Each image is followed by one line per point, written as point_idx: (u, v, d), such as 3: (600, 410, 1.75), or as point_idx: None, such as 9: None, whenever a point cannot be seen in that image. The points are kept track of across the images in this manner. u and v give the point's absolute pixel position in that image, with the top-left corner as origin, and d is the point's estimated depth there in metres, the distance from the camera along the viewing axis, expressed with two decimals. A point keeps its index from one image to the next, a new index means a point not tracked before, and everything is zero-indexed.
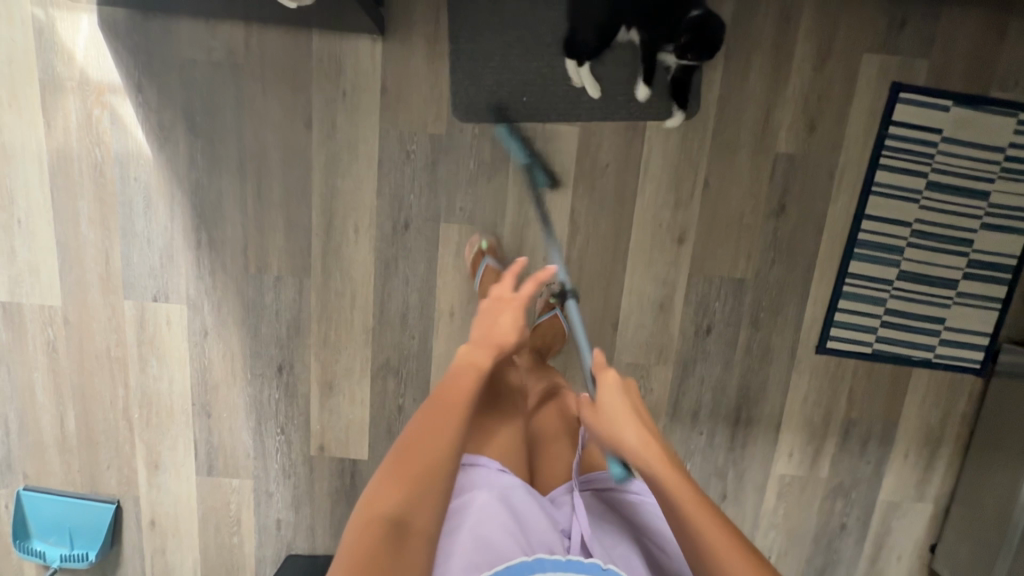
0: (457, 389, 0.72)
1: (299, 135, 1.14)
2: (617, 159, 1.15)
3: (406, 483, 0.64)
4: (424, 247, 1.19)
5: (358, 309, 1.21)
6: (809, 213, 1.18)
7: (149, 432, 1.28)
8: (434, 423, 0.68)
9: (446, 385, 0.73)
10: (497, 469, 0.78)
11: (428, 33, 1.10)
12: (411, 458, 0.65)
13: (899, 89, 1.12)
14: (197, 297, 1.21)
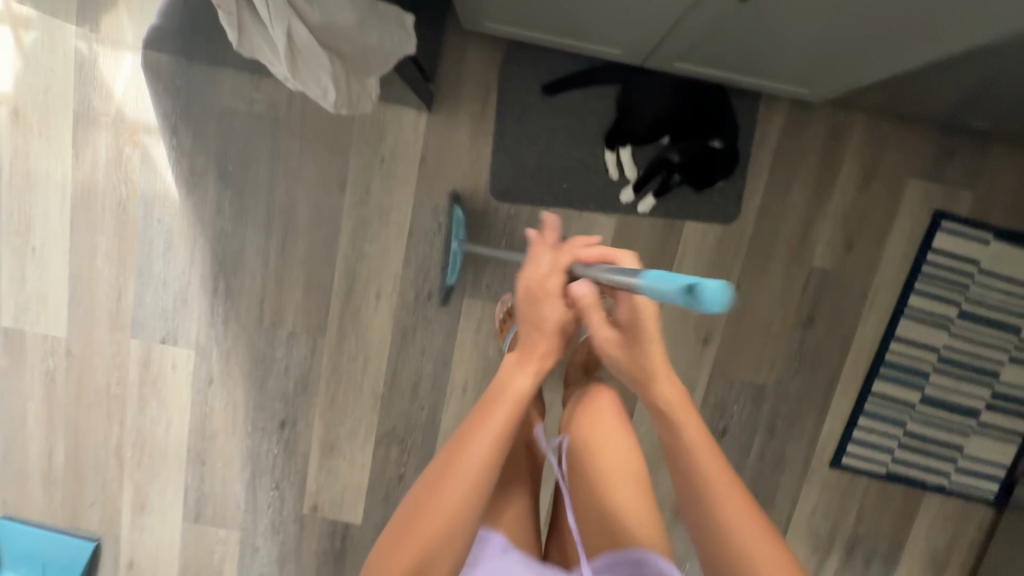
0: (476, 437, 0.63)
1: (331, 195, 1.11)
2: (650, 254, 1.13)
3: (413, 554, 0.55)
4: (445, 319, 1.16)
5: (370, 373, 1.19)
6: (838, 328, 1.16)
7: (139, 473, 1.24)
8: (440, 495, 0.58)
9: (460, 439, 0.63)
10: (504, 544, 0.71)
11: (474, 110, 1.08)
12: (419, 538, 0.56)
13: (940, 217, 1.10)
14: (207, 343, 1.18)
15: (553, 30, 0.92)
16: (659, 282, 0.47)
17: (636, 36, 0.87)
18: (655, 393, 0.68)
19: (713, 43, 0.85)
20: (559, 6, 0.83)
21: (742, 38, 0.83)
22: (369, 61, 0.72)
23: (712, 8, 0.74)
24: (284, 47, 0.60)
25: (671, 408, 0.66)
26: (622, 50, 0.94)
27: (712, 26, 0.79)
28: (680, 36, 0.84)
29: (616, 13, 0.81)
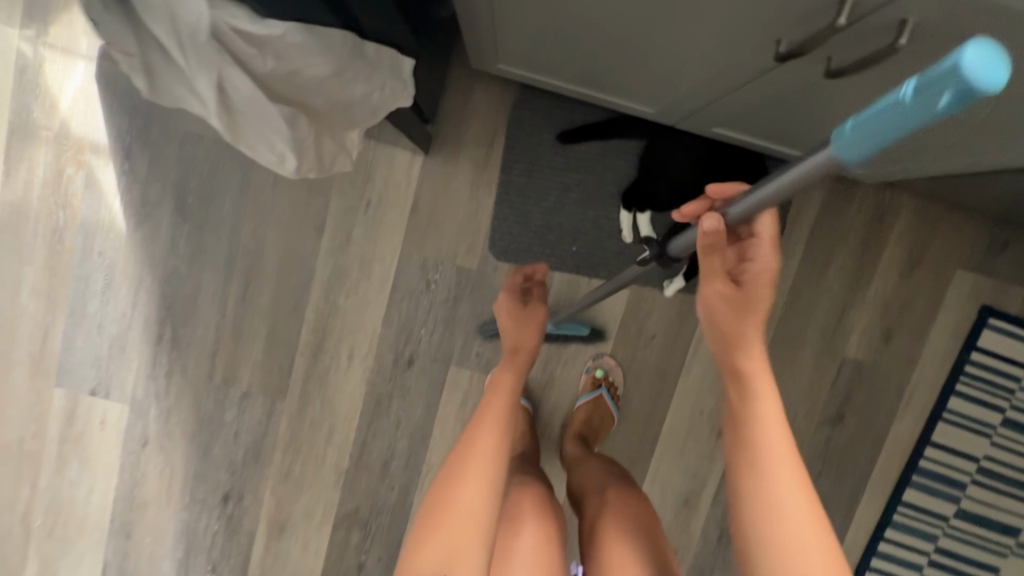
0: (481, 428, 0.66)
1: (305, 239, 0.97)
2: (665, 331, 1.00)
3: (438, 537, 0.57)
4: (426, 389, 1.01)
5: (334, 444, 1.02)
6: (869, 426, 1.03)
7: (49, 544, 1.05)
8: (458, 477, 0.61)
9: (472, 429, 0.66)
10: None
11: (477, 157, 0.95)
12: (442, 524, 0.57)
13: (989, 313, 0.99)
14: (144, 399, 1.01)
15: (579, 78, 0.79)
16: (861, 123, 0.31)
17: (676, 95, 0.75)
18: (744, 361, 0.54)
19: (767, 114, 0.73)
20: (591, 53, 0.70)
21: (802, 114, 0.70)
22: (353, 113, 0.63)
23: (779, 78, 0.61)
24: (217, 103, 0.51)
25: (750, 369, 0.53)
26: (655, 106, 0.81)
27: (772, 96, 0.67)
28: (730, 100, 0.71)
29: (658, 68, 0.68)
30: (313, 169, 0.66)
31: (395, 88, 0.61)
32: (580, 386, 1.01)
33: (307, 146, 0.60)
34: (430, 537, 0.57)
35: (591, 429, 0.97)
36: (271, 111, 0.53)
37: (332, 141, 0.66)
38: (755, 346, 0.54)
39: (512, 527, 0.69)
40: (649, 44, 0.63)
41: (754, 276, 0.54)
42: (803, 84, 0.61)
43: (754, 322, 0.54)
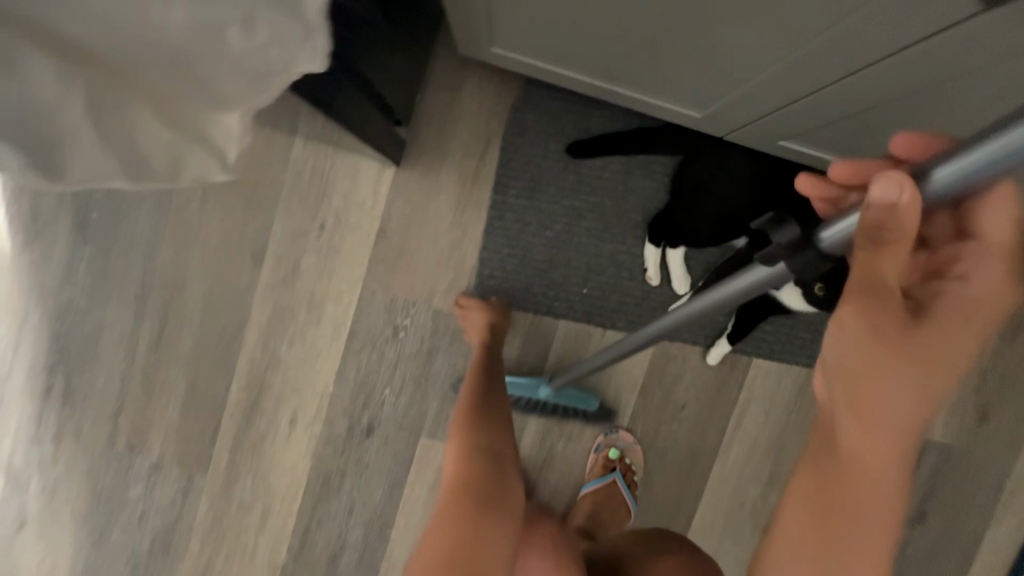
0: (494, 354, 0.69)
1: (241, 268, 0.76)
2: (699, 399, 0.78)
3: (482, 426, 0.59)
4: (388, 466, 0.78)
5: (267, 533, 0.79)
6: (959, 530, 0.80)
7: None
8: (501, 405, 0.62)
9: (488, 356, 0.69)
10: None
11: (464, 171, 0.75)
12: (478, 422, 0.59)
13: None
14: (23, 467, 0.78)
15: (604, 69, 0.59)
16: None
17: (739, 93, 0.55)
18: (864, 415, 0.30)
19: (875, 119, 0.52)
20: (630, 33, 0.50)
21: (928, 122, 0.50)
22: (216, 66, 0.26)
23: (909, 60, 0.42)
24: None
25: (857, 441, 0.31)
26: (703, 109, 0.62)
27: (896, 90, 0.47)
28: (819, 100, 0.52)
29: (727, 50, 0.48)
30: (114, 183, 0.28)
31: (280, 29, 0.24)
32: (588, 467, 0.78)
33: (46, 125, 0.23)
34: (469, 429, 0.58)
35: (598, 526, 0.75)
36: None
37: (160, 139, 0.28)
38: (897, 410, 0.29)
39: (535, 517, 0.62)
40: (723, 10, 0.42)
41: (952, 302, 0.29)
42: (959, 71, 0.41)
43: (915, 377, 0.29)
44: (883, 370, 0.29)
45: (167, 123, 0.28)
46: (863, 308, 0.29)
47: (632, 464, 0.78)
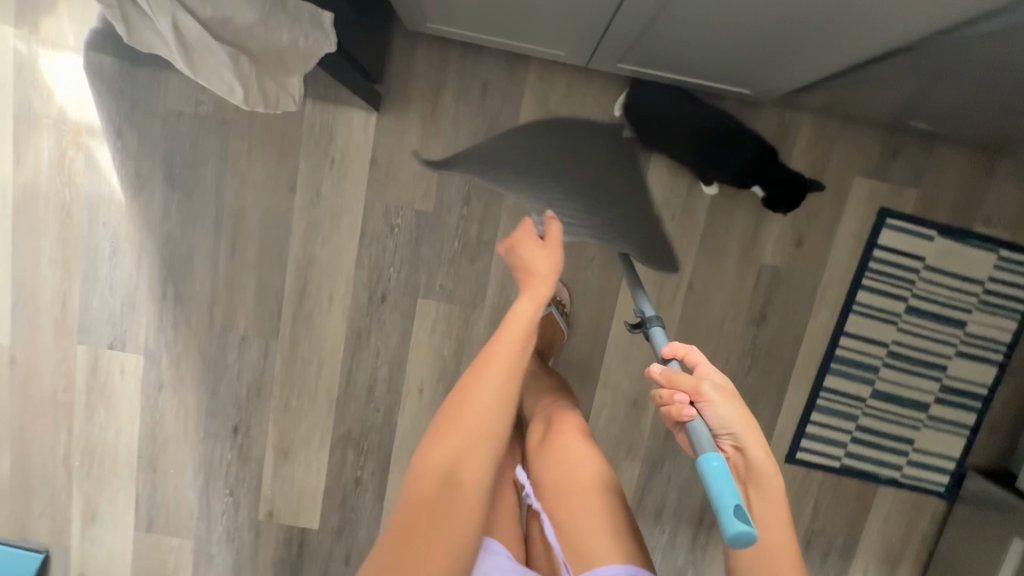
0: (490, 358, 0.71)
1: (282, 196, 1.11)
2: (604, 253, 1.15)
3: (446, 445, 0.66)
4: (399, 321, 1.16)
5: (324, 376, 1.18)
6: (790, 323, 1.17)
7: (88, 482, 1.22)
8: (522, 346, 0.72)
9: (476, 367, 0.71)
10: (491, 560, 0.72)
11: (425, 110, 1.09)
12: (445, 440, 0.67)
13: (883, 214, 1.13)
14: (155, 349, 1.16)
15: (492, 31, 0.93)
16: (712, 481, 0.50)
17: (572, 39, 0.89)
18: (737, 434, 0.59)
19: (651, 47, 0.86)
20: (489, 11, 0.84)
21: (678, 44, 0.84)
22: (287, 62, 0.74)
23: (629, 15, 0.76)
24: (172, 38, 0.61)
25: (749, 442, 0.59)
26: (566, 50, 0.95)
27: (639, 32, 0.81)
28: (612, 40, 0.86)
29: (554, 18, 0.82)
30: (260, 107, 0.76)
31: (316, 36, 0.72)
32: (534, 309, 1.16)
33: (253, 81, 0.70)
34: (433, 449, 0.66)
35: (545, 343, 1.12)
36: (220, 51, 0.64)
37: (273, 87, 0.76)
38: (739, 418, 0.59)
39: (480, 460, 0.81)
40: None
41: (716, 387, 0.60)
42: (659, 17, 0.75)
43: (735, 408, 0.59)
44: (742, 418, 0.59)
45: (274, 79, 0.75)
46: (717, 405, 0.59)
47: (561, 299, 1.14)
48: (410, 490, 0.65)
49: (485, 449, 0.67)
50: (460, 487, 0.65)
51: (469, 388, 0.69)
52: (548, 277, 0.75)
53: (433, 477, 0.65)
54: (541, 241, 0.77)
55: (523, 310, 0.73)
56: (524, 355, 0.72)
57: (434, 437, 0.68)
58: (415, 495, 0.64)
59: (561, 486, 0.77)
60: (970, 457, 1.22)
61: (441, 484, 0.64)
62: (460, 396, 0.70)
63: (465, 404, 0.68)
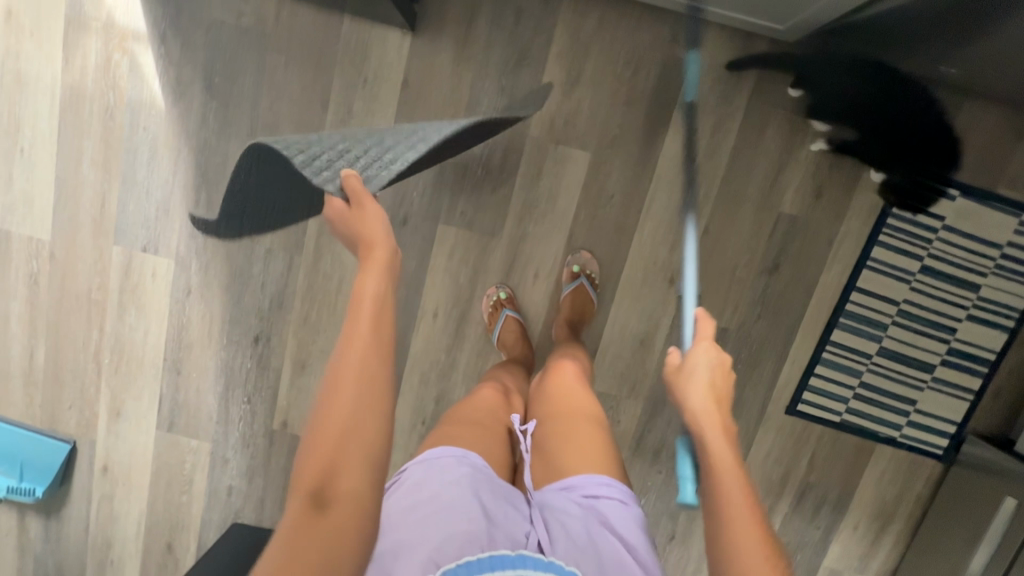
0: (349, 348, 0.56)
1: (314, 113, 1.14)
2: (623, 190, 1.16)
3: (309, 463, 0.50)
4: (419, 244, 1.20)
5: (344, 293, 1.22)
6: (802, 275, 1.19)
7: (116, 379, 1.29)
8: (382, 322, 0.58)
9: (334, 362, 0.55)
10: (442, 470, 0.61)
11: (458, 36, 1.11)
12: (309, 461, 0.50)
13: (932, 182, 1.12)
14: (186, 254, 1.21)
15: None
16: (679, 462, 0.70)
17: None
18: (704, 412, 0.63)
19: None
20: None
21: None
22: None
23: None
24: None
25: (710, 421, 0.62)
26: None
27: None
28: None
29: None
30: None
31: None
32: (562, 278, 1.19)
33: None
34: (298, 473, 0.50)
35: (576, 313, 1.16)
36: None
37: None
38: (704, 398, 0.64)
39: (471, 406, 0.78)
40: None
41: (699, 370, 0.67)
42: None
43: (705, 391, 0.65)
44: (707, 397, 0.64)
45: None
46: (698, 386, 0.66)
47: (592, 272, 1.18)
48: (278, 531, 0.48)
49: (365, 454, 0.51)
50: (335, 508, 0.48)
51: (333, 384, 0.54)
52: (381, 245, 0.64)
53: (300, 506, 0.48)
54: (347, 207, 0.64)
55: (371, 284, 0.60)
56: (389, 330, 0.58)
57: (301, 457, 0.51)
58: (283, 534, 0.47)
59: (553, 415, 0.73)
60: (972, 423, 1.23)
61: (310, 521, 0.47)
62: (322, 401, 0.53)
63: (327, 412, 0.52)
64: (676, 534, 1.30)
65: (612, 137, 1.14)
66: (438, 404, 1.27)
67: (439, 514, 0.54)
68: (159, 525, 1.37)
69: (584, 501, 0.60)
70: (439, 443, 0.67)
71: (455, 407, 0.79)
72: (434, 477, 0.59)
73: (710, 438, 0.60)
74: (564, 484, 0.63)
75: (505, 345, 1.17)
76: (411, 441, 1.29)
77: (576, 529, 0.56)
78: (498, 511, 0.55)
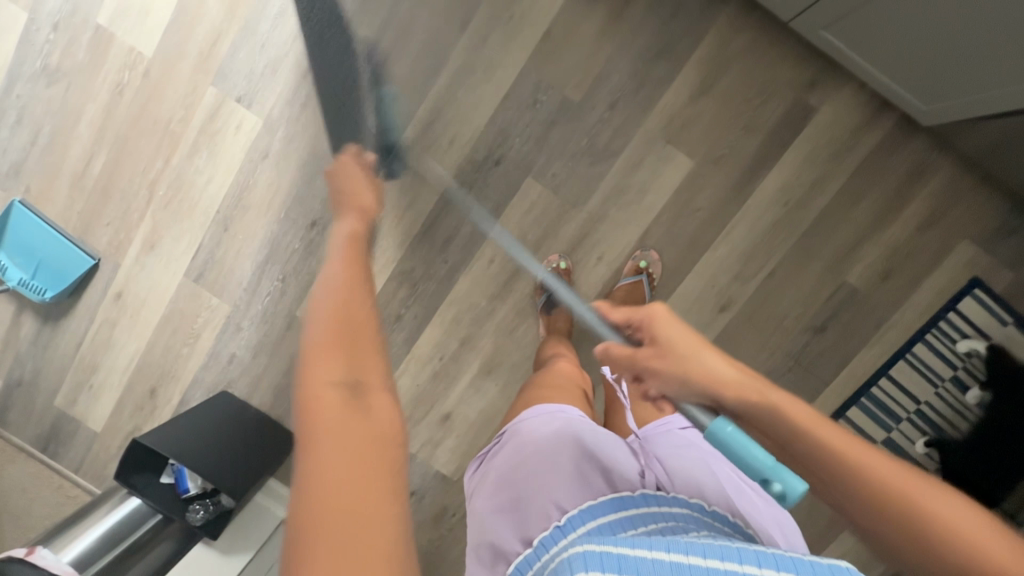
0: (332, 285, 0.61)
1: (451, 30, 1.15)
2: (710, 209, 1.18)
3: (330, 356, 0.49)
4: (501, 190, 1.21)
5: (413, 210, 1.23)
6: (842, 346, 1.22)
7: (163, 214, 1.28)
8: (353, 273, 0.67)
9: (320, 294, 0.59)
10: (532, 429, 0.61)
11: (612, 9, 1.13)
12: (328, 353, 0.49)
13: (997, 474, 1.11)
14: (276, 119, 1.21)
15: None
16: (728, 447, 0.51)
17: None
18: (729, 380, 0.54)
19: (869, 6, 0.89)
20: None
21: (895, 14, 0.88)
22: None
23: None
24: None
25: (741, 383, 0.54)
26: None
27: None
28: None
29: None
30: None
31: None
32: (623, 270, 1.22)
33: None
34: (316, 366, 0.48)
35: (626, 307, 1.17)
36: None
37: None
38: (712, 364, 0.55)
39: (548, 374, 0.79)
40: None
41: (665, 333, 0.59)
42: None
43: (704, 352, 0.56)
44: (705, 348, 0.56)
45: None
46: (694, 349, 0.57)
47: (653, 274, 1.20)
48: (319, 433, 0.42)
49: (376, 345, 0.54)
50: (370, 394, 0.47)
51: (318, 308, 0.56)
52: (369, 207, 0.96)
53: (331, 395, 0.45)
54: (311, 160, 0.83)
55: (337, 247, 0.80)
56: (358, 277, 0.66)
57: (311, 358, 0.49)
58: (331, 430, 0.42)
59: None
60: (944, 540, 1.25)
61: (347, 400, 0.45)
62: (322, 313, 0.54)
63: (322, 316, 0.54)
64: None
65: (719, 155, 1.16)
66: (461, 346, 1.28)
67: (552, 469, 0.55)
68: (149, 368, 1.36)
69: (688, 438, 0.63)
70: (530, 406, 0.67)
71: (533, 378, 0.79)
72: (535, 439, 0.59)
73: (776, 409, 0.51)
74: (664, 422, 0.65)
75: (549, 312, 1.19)
76: (422, 372, 1.30)
77: (688, 467, 0.57)
78: (603, 455, 0.56)
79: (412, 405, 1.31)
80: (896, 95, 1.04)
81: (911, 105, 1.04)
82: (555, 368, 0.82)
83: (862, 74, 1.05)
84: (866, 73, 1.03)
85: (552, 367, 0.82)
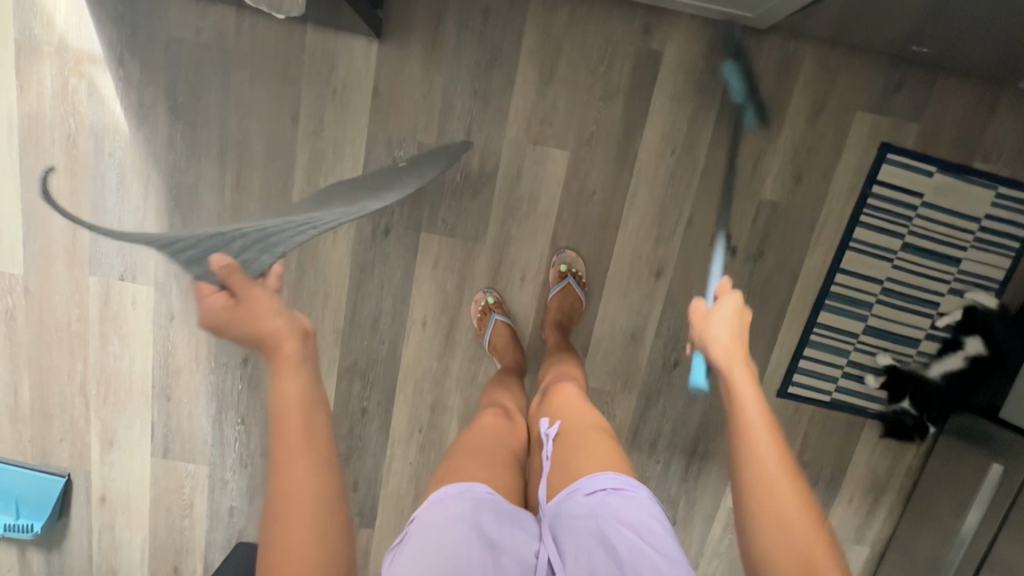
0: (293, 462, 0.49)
1: (285, 128, 1.11)
2: (604, 187, 1.15)
3: None
4: (402, 254, 1.18)
5: (330, 308, 1.21)
6: (786, 260, 1.19)
7: (106, 410, 1.27)
8: (316, 425, 0.51)
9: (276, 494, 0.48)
10: (436, 517, 0.59)
11: (426, 40, 1.08)
12: None
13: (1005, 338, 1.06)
14: (165, 280, 1.19)
15: None
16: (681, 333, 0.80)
17: None
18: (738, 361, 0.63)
19: None
20: None
21: None
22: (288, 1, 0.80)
23: None
24: None
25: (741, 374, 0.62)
26: None
27: None
28: None
29: None
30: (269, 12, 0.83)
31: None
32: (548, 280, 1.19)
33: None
34: None
35: (566, 315, 1.17)
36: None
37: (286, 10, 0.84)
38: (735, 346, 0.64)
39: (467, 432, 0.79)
40: None
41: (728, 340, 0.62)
42: None
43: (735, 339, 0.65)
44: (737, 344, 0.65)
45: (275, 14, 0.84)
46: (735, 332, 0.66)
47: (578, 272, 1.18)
48: None
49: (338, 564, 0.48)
50: None
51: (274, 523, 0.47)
52: (286, 332, 0.52)
53: None
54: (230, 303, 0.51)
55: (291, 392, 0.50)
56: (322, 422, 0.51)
57: None
58: None
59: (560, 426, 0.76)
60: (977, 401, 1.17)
61: None
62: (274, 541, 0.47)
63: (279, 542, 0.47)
64: (677, 519, 1.34)
65: (590, 133, 1.12)
66: (433, 412, 1.27)
67: (445, 550, 0.55)
68: (162, 550, 1.37)
69: (591, 501, 0.61)
70: (445, 477, 0.66)
71: (456, 439, 0.77)
72: (436, 527, 0.58)
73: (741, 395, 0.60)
74: (571, 487, 0.64)
75: (496, 349, 1.17)
76: (409, 450, 1.29)
77: (582, 539, 0.58)
78: (503, 536, 0.59)
79: (415, 482, 1.31)
80: (726, 14, 1.02)
81: (746, 15, 1.02)
82: (478, 422, 0.82)
83: (685, 9, 1.03)
84: (686, 8, 1.02)
85: (476, 421, 0.82)
